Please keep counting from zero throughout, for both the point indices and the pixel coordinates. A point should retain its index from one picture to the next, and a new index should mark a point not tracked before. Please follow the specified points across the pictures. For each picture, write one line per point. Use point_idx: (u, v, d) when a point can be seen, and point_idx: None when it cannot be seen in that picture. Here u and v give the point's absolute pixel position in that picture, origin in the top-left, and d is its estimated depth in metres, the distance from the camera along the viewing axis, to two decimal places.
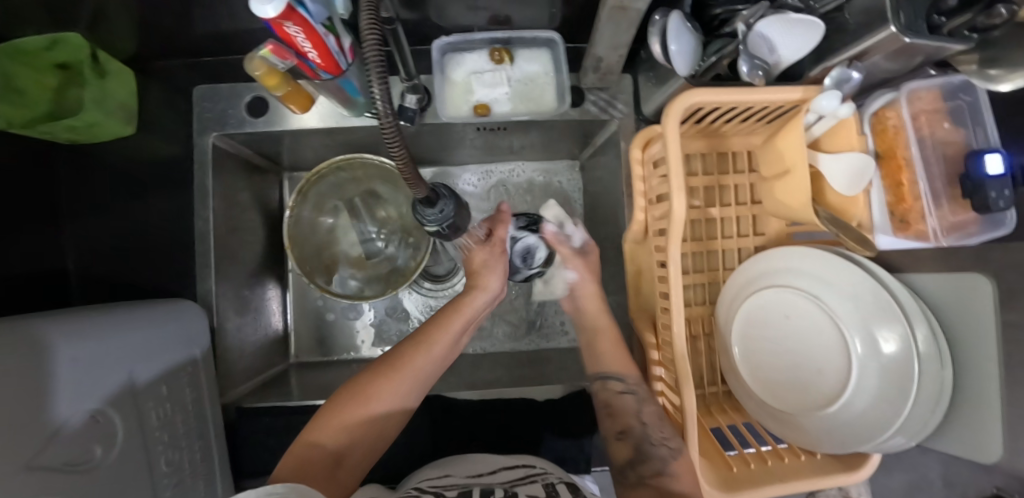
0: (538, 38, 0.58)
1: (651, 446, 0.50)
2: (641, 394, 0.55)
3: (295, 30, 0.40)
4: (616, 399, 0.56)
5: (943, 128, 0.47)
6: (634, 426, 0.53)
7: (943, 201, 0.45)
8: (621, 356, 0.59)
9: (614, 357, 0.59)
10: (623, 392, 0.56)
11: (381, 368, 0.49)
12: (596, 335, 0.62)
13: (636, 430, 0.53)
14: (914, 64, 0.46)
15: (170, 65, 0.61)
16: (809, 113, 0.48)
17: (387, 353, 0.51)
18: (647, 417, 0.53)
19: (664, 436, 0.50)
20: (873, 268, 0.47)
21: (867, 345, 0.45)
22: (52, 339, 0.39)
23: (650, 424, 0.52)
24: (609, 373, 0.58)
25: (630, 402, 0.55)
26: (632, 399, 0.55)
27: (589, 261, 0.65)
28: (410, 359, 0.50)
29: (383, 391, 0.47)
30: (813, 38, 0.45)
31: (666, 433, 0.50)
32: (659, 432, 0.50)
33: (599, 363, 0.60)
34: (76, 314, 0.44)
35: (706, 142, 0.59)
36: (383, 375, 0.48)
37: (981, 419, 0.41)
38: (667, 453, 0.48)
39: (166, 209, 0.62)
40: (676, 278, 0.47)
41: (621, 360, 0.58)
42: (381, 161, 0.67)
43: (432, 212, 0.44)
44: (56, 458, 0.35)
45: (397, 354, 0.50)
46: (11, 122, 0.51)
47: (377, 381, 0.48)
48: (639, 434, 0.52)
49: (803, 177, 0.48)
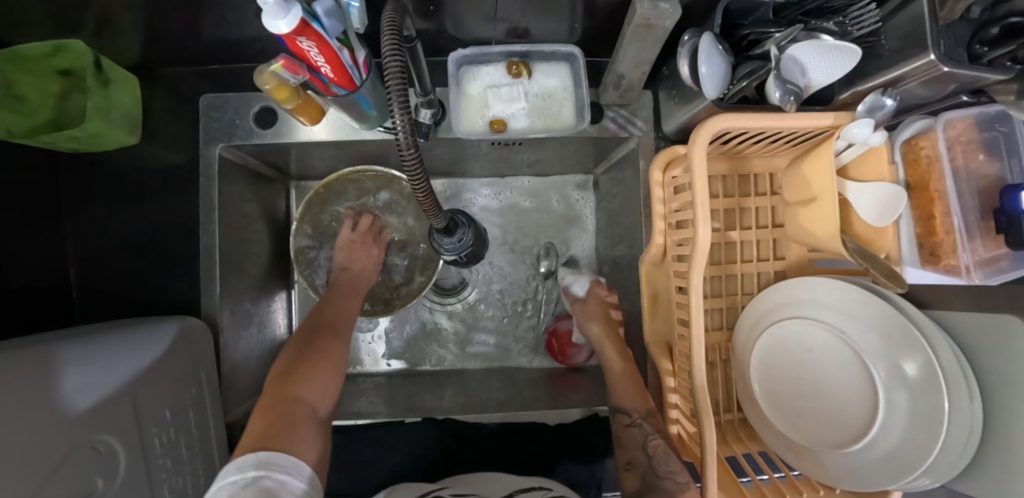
0: (558, 52, 0.57)
1: (656, 479, 0.50)
2: (648, 428, 0.55)
3: (309, 44, 0.38)
4: (623, 431, 0.57)
5: (977, 160, 0.46)
6: (641, 457, 0.54)
7: (976, 236, 0.45)
8: (632, 389, 0.59)
9: (623, 389, 0.60)
10: (630, 425, 0.57)
11: (318, 333, 0.57)
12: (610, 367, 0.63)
13: (642, 463, 0.53)
14: (948, 92, 0.45)
15: (176, 72, 0.59)
16: (839, 140, 0.47)
17: (312, 324, 0.58)
18: (653, 449, 0.53)
19: (671, 469, 0.50)
20: (902, 304, 0.45)
21: (891, 380, 0.44)
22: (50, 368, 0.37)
23: (656, 455, 0.52)
24: (619, 406, 0.59)
25: (636, 435, 0.56)
26: (639, 432, 0.55)
27: (589, 306, 0.70)
28: (338, 323, 0.59)
29: (331, 350, 0.54)
30: (849, 63, 0.43)
31: (672, 467, 0.50)
32: (665, 465, 0.50)
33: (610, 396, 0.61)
34: (81, 342, 0.44)
35: (728, 164, 0.57)
36: (323, 336, 0.56)
37: (1014, 466, 0.39)
38: (673, 486, 0.48)
39: (171, 221, 0.60)
40: (698, 308, 0.46)
41: (633, 392, 0.59)
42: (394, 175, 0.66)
43: (450, 241, 0.44)
44: (57, 497, 0.33)
45: (326, 321, 0.59)
46: (11, 131, 0.50)
47: (322, 343, 0.55)
48: (645, 465, 0.52)
49: (831, 205, 0.46)
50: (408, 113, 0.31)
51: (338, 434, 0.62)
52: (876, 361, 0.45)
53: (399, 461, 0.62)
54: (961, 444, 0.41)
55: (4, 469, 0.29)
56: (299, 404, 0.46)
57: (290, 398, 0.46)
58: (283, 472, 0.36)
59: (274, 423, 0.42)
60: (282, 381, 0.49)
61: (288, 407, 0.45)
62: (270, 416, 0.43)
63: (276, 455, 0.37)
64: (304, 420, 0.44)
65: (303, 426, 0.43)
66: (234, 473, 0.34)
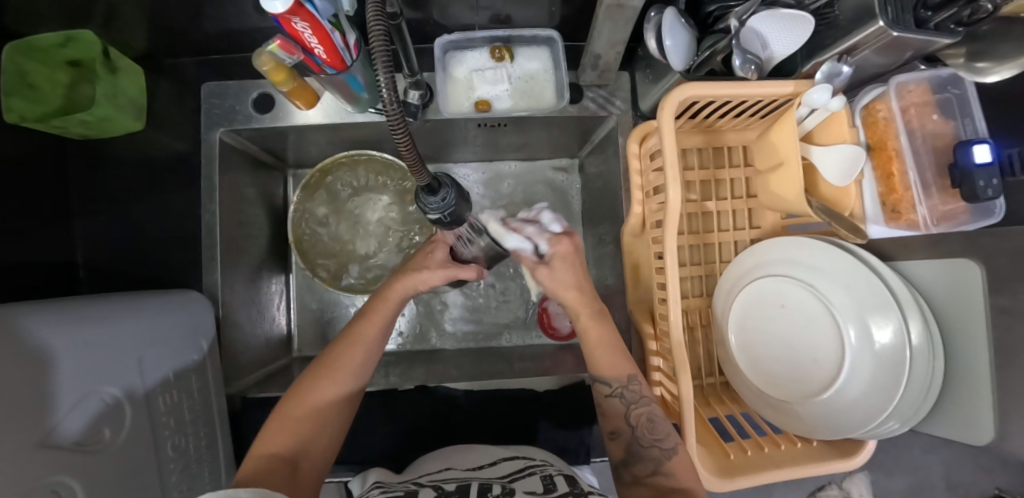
0: (538, 37, 0.60)
1: (641, 449, 0.49)
2: (629, 397, 0.51)
3: (303, 25, 0.41)
4: (605, 401, 0.53)
5: (932, 121, 0.48)
6: (624, 427, 0.51)
7: (933, 191, 0.47)
8: (611, 353, 0.52)
9: (600, 358, 0.52)
10: (611, 395, 0.52)
11: (315, 374, 0.50)
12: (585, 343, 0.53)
13: (625, 432, 0.51)
14: (904, 59, 0.47)
15: (179, 63, 0.63)
16: (801, 107, 0.49)
17: (317, 360, 0.52)
18: (636, 418, 0.50)
19: (657, 438, 0.48)
20: (867, 257, 0.48)
21: (860, 335, 0.46)
22: (44, 329, 0.39)
23: (640, 426, 0.50)
24: (599, 376, 0.52)
25: (618, 406, 0.52)
26: (621, 402, 0.51)
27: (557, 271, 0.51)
28: (345, 356, 0.51)
29: (319, 397, 0.48)
30: (803, 35, 0.47)
31: (657, 435, 0.48)
32: (650, 434, 0.49)
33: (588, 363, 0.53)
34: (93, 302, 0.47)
35: (702, 138, 0.60)
36: (317, 376, 0.49)
37: (975, 403, 0.42)
38: (660, 454, 0.48)
39: (175, 203, 0.63)
40: (672, 269, 0.48)
41: (613, 364, 0.51)
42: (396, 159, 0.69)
43: (435, 200, 0.47)
44: (63, 437, 0.36)
45: (324, 361, 0.51)
46: (24, 117, 0.53)
47: (312, 389, 0.48)
48: (628, 436, 0.51)
49: (797, 168, 0.49)
50: (394, 89, 0.33)
51: None
52: (847, 318, 0.47)
53: (395, 429, 0.64)
54: (924, 390, 0.44)
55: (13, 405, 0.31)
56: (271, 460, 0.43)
57: (262, 455, 0.43)
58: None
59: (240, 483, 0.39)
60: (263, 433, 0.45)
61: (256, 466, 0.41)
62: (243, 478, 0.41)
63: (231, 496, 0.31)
64: (278, 476, 0.41)
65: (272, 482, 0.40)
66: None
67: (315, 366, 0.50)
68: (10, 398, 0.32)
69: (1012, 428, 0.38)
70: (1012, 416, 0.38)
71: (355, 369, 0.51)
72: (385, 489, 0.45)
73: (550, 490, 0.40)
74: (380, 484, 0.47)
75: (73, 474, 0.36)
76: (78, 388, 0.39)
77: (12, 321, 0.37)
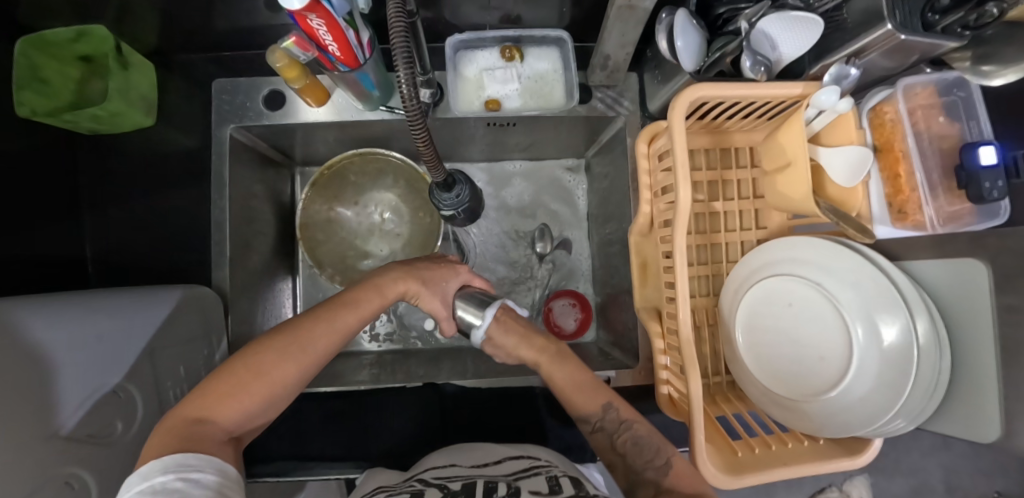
0: (548, 37, 0.60)
1: (639, 474, 0.47)
2: (610, 426, 0.49)
3: (318, 22, 0.42)
4: (591, 437, 0.50)
5: (938, 123, 0.49)
6: (617, 459, 0.49)
7: (939, 192, 0.47)
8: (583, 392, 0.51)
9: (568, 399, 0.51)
10: (594, 429, 0.50)
11: (281, 344, 0.41)
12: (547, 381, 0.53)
13: (620, 462, 0.49)
14: (911, 61, 0.48)
15: (190, 59, 0.63)
16: (809, 109, 0.50)
17: (281, 324, 0.43)
18: (624, 445, 0.49)
19: (649, 459, 0.47)
20: (873, 256, 0.48)
21: (868, 333, 0.47)
22: (50, 321, 0.38)
23: (629, 452, 0.48)
24: (574, 417, 0.51)
25: (604, 438, 0.50)
26: (604, 435, 0.50)
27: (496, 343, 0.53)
28: (318, 333, 0.43)
29: (277, 373, 0.40)
30: (813, 37, 0.48)
31: (648, 456, 0.48)
32: (642, 458, 0.48)
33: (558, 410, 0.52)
34: (106, 294, 0.47)
35: (710, 138, 0.61)
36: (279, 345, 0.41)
37: (980, 402, 0.42)
38: (655, 476, 0.46)
39: (184, 198, 0.63)
40: (681, 268, 0.49)
41: (584, 397, 0.51)
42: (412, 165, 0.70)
43: (448, 197, 0.48)
44: (77, 430, 0.36)
45: (291, 330, 0.42)
46: (36, 111, 0.53)
47: (272, 361, 0.40)
48: (624, 466, 0.48)
49: (804, 168, 0.50)
50: (414, 87, 0.35)
51: (342, 400, 0.65)
52: (854, 317, 0.48)
53: (403, 428, 0.64)
54: (931, 388, 0.44)
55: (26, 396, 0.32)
56: (204, 428, 0.35)
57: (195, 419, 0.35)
58: (201, 473, 0.30)
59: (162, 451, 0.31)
60: (199, 389, 0.37)
61: (185, 431, 0.33)
62: (160, 441, 0.33)
63: (187, 460, 0.30)
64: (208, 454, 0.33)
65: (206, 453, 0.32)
66: (136, 482, 0.29)
67: (281, 332, 0.42)
68: (25, 390, 0.32)
69: (1017, 427, 0.39)
70: (1018, 415, 0.39)
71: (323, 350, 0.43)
72: (391, 488, 0.45)
73: (556, 491, 0.40)
74: (383, 485, 0.47)
75: (87, 467, 0.36)
76: (91, 381, 0.39)
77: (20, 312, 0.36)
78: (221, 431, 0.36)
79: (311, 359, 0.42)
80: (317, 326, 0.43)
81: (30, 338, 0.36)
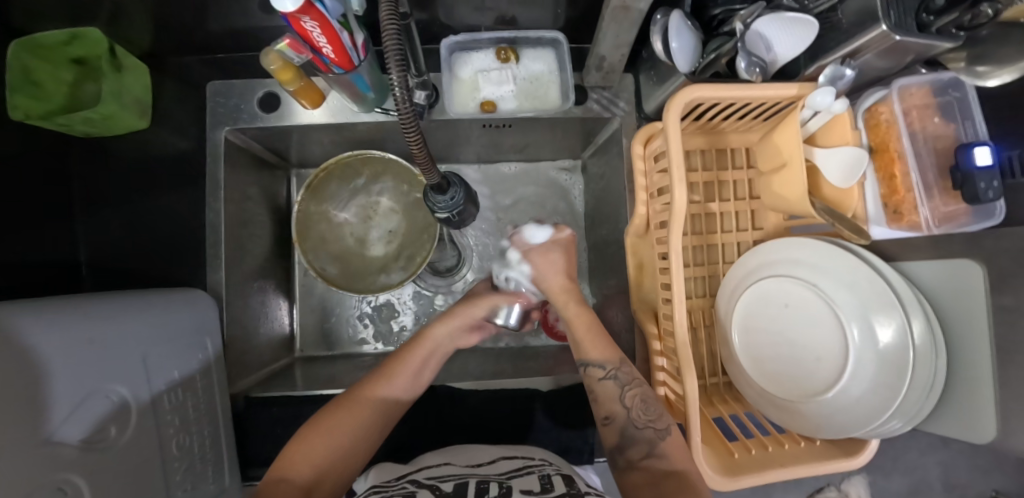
0: (543, 38, 0.60)
1: (636, 430, 0.48)
2: (623, 379, 0.51)
3: (312, 25, 0.41)
4: (598, 386, 0.52)
5: (933, 123, 0.49)
6: (618, 411, 0.50)
7: (935, 192, 0.47)
8: (601, 340, 0.54)
9: (587, 341, 0.53)
10: (604, 378, 0.52)
11: (340, 403, 0.50)
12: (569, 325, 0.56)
13: (620, 416, 0.50)
14: (906, 62, 0.48)
15: (184, 61, 0.63)
16: (804, 109, 0.50)
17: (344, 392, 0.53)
18: (630, 400, 0.50)
19: (649, 419, 0.48)
20: (869, 257, 0.48)
21: (863, 334, 0.47)
22: (56, 322, 0.39)
23: (634, 407, 0.49)
24: (590, 360, 0.53)
25: (612, 388, 0.51)
26: (615, 384, 0.51)
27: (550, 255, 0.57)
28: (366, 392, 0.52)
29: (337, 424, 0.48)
30: (807, 38, 0.48)
31: (651, 416, 0.49)
32: (644, 415, 0.49)
33: (578, 349, 0.54)
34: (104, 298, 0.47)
35: (705, 139, 0.61)
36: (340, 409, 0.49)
37: (975, 402, 0.42)
38: (654, 435, 0.47)
39: (178, 201, 0.63)
40: (677, 268, 0.49)
41: (601, 345, 0.53)
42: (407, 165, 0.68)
43: (443, 199, 0.48)
44: (71, 437, 0.36)
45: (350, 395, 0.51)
46: (30, 114, 0.53)
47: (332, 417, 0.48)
48: (623, 420, 0.49)
49: (799, 169, 0.50)
50: (407, 89, 0.35)
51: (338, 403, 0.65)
52: (850, 318, 0.48)
53: (401, 431, 0.64)
54: (928, 389, 0.44)
55: (17, 404, 0.32)
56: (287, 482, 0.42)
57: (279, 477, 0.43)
58: None
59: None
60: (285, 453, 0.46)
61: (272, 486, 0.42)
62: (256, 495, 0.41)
63: None
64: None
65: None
66: None
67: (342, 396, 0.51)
68: (21, 396, 0.32)
69: (1014, 427, 0.39)
70: (1015, 416, 0.39)
71: (382, 408, 0.51)
72: (383, 488, 0.44)
73: (548, 490, 0.40)
74: (378, 483, 0.47)
75: (81, 472, 0.36)
76: (83, 386, 0.38)
77: (29, 312, 0.37)
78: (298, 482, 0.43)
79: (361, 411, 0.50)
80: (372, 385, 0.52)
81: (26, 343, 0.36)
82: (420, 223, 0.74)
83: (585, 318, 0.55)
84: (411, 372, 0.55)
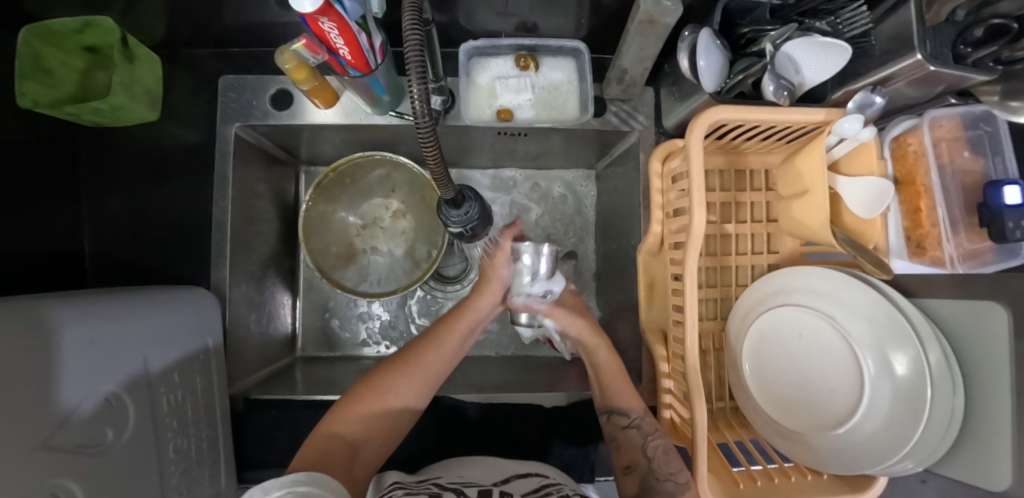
0: (564, 47, 0.59)
1: (656, 482, 0.49)
2: (646, 429, 0.54)
3: (330, 26, 0.40)
4: (621, 434, 0.55)
5: (963, 157, 0.48)
6: (640, 461, 0.52)
7: (960, 228, 0.46)
8: (627, 389, 0.57)
9: (617, 387, 0.58)
10: (628, 427, 0.55)
11: (391, 366, 0.53)
12: (596, 372, 0.60)
13: (641, 466, 0.52)
14: (935, 93, 0.47)
15: (198, 53, 0.61)
16: (831, 135, 0.49)
17: (396, 353, 0.55)
18: (653, 451, 0.52)
19: (672, 471, 0.49)
20: (890, 293, 0.47)
21: (879, 370, 0.46)
22: (64, 317, 0.38)
23: (657, 458, 0.51)
24: (614, 407, 0.56)
25: (635, 437, 0.54)
26: (638, 434, 0.54)
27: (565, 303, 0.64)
28: (419, 360, 0.55)
29: (388, 387, 0.51)
30: (837, 63, 0.47)
31: (673, 468, 0.49)
32: (666, 467, 0.49)
33: (604, 397, 0.58)
34: (111, 294, 0.46)
35: (725, 159, 0.59)
36: (397, 373, 0.52)
37: (992, 449, 0.41)
38: (673, 488, 0.48)
39: (185, 195, 0.62)
40: (692, 290, 0.48)
41: (627, 394, 0.57)
42: (418, 170, 0.67)
43: (457, 214, 0.47)
44: (70, 441, 0.36)
45: (402, 357, 0.54)
46: (37, 102, 0.51)
47: (384, 379, 0.52)
48: (643, 469, 0.51)
49: (822, 198, 0.49)
50: (427, 100, 0.34)
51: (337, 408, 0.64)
52: (866, 353, 0.47)
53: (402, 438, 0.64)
54: (946, 430, 0.43)
55: (13, 410, 0.31)
56: (337, 440, 0.44)
57: (328, 435, 0.45)
58: (306, 487, 0.32)
59: (304, 461, 0.40)
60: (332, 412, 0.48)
61: (321, 443, 0.44)
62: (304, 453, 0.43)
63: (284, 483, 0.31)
64: (338, 459, 0.42)
65: (334, 468, 0.41)
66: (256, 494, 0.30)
67: (392, 359, 0.54)
68: (17, 400, 0.31)
69: None
70: None
71: (432, 370, 0.55)
72: (407, 487, 0.45)
73: None
74: (398, 481, 0.46)
75: (76, 477, 0.35)
76: (83, 386, 0.38)
77: (37, 305, 0.36)
78: (346, 441, 0.45)
79: (412, 379, 0.53)
80: (425, 351, 0.56)
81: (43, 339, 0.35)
82: (431, 231, 0.72)
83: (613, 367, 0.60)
84: (459, 338, 0.60)
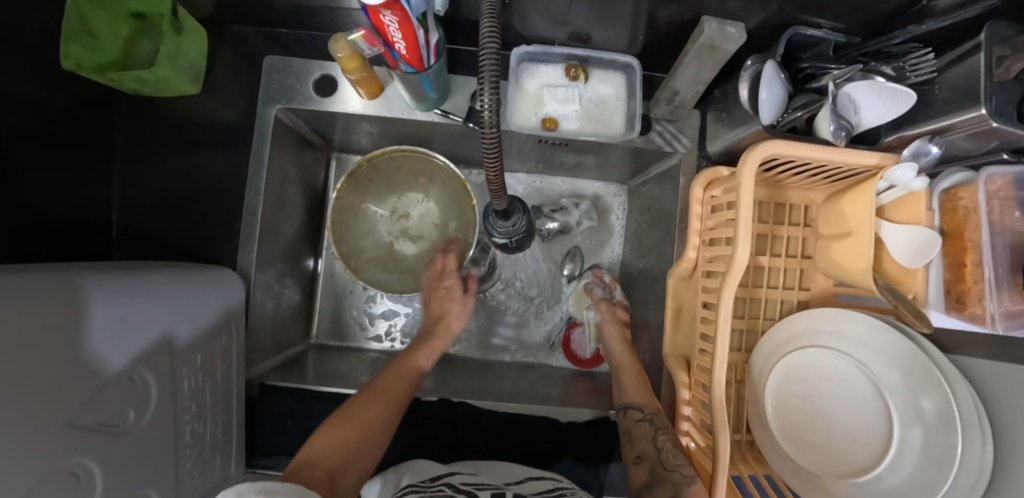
0: (616, 62, 0.58)
1: (664, 471, 0.49)
2: (659, 423, 0.55)
3: (391, 19, 0.39)
4: (634, 426, 0.56)
5: (1013, 217, 0.46)
6: (650, 452, 0.53)
7: (1005, 288, 0.44)
8: (647, 391, 0.60)
9: (630, 384, 0.61)
10: (641, 421, 0.56)
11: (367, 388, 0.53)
12: (619, 372, 0.64)
13: (652, 456, 0.52)
14: (992, 146, 0.45)
15: (244, 31, 0.60)
16: (882, 180, 0.48)
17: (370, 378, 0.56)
18: (662, 443, 0.52)
19: (679, 463, 0.49)
20: (927, 346, 0.45)
21: (907, 422, 0.45)
22: (94, 294, 0.37)
23: (665, 450, 0.51)
24: (630, 402, 0.59)
25: (647, 429, 0.55)
26: (649, 427, 0.55)
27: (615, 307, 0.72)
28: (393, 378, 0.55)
29: (365, 405, 0.50)
30: (899, 109, 0.45)
31: (679, 461, 0.49)
32: (673, 459, 0.50)
33: (622, 394, 0.61)
34: (142, 271, 0.45)
35: (767, 191, 0.59)
36: (373, 391, 0.52)
37: None
38: (680, 480, 0.47)
39: (217, 171, 0.61)
40: (725, 322, 0.46)
41: (645, 393, 0.59)
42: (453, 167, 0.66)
43: (505, 224, 0.54)
44: (92, 422, 0.35)
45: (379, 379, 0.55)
46: (80, 64, 0.50)
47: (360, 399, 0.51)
48: (654, 459, 0.52)
49: (865, 241, 0.48)
50: (497, 111, 0.33)
51: None
52: (896, 403, 0.46)
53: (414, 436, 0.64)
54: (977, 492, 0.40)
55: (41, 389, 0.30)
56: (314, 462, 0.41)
57: (305, 463, 0.41)
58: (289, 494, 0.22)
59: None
60: (314, 443, 0.44)
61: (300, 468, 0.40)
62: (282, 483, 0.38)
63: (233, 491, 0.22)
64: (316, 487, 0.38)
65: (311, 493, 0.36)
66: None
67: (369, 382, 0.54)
68: (46, 378, 0.30)
69: None
70: None
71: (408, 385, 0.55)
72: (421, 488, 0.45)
73: None
74: (414, 483, 0.46)
75: (96, 459, 0.34)
76: (110, 366, 0.37)
77: (65, 280, 0.35)
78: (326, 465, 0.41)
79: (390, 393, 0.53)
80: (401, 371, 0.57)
81: (76, 315, 0.34)
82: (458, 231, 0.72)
83: (633, 371, 0.64)
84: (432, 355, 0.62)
